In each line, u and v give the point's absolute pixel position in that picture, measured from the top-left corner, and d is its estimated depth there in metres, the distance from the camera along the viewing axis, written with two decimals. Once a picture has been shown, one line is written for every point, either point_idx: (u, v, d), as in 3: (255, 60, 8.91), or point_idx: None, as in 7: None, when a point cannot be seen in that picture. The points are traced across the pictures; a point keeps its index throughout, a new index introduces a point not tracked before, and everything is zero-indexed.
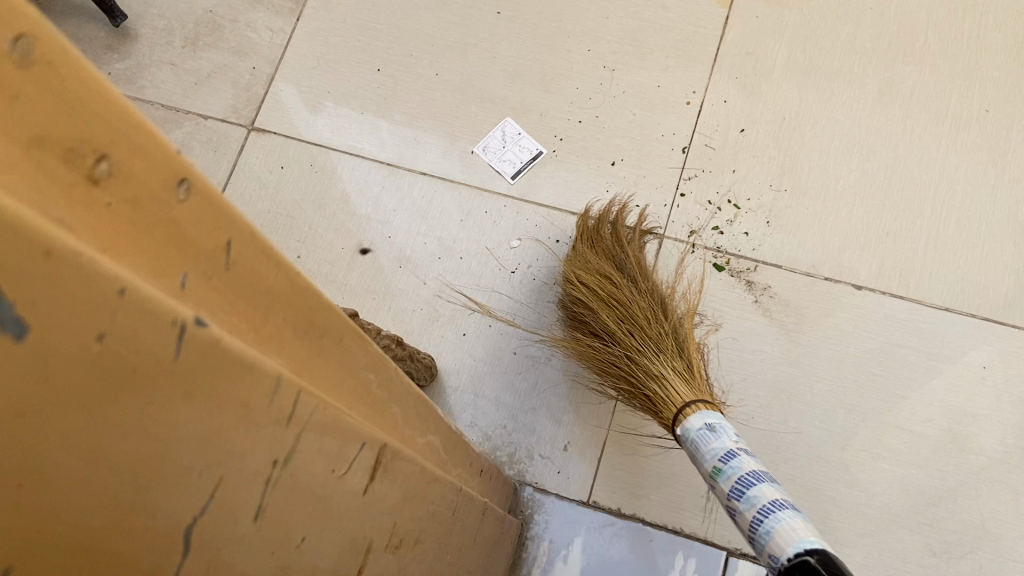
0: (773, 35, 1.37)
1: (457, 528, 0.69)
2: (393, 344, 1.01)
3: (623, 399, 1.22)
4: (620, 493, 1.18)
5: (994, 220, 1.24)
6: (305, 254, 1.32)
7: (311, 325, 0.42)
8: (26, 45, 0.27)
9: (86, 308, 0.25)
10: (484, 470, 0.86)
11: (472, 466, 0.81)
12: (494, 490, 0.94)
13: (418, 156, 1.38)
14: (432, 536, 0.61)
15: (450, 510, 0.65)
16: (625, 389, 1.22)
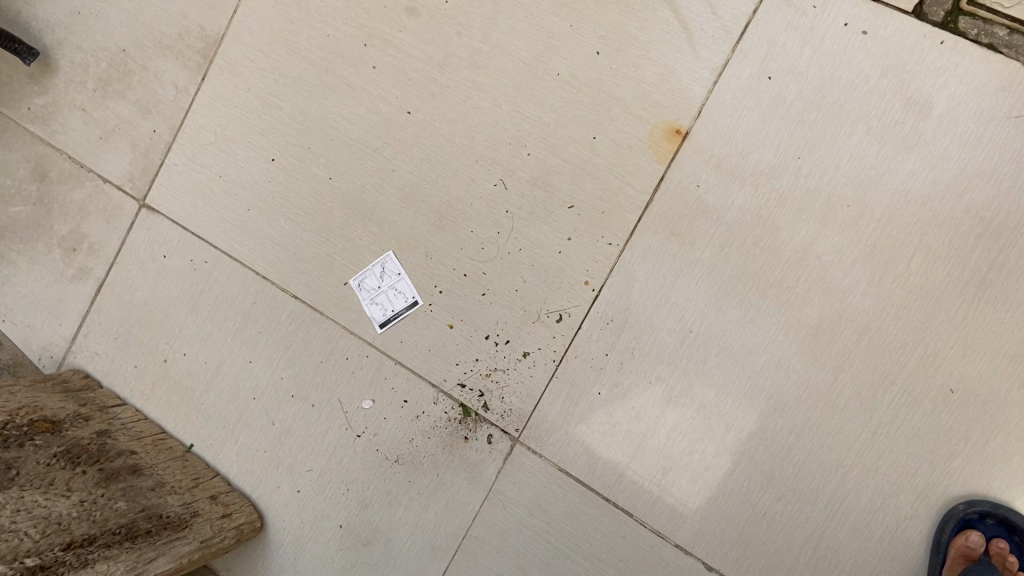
0: (713, 214, 1.06)
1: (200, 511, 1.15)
2: (148, 472, 1.16)
3: None
4: None
5: (896, 524, 0.97)
6: (170, 358, 1.31)
7: (149, 450, 1.22)
8: (120, 419, 1.26)
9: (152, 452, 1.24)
10: (218, 528, 1.14)
11: (186, 516, 1.12)
12: None
13: (292, 276, 1.26)
14: (205, 492, 1.20)
15: (206, 505, 1.17)
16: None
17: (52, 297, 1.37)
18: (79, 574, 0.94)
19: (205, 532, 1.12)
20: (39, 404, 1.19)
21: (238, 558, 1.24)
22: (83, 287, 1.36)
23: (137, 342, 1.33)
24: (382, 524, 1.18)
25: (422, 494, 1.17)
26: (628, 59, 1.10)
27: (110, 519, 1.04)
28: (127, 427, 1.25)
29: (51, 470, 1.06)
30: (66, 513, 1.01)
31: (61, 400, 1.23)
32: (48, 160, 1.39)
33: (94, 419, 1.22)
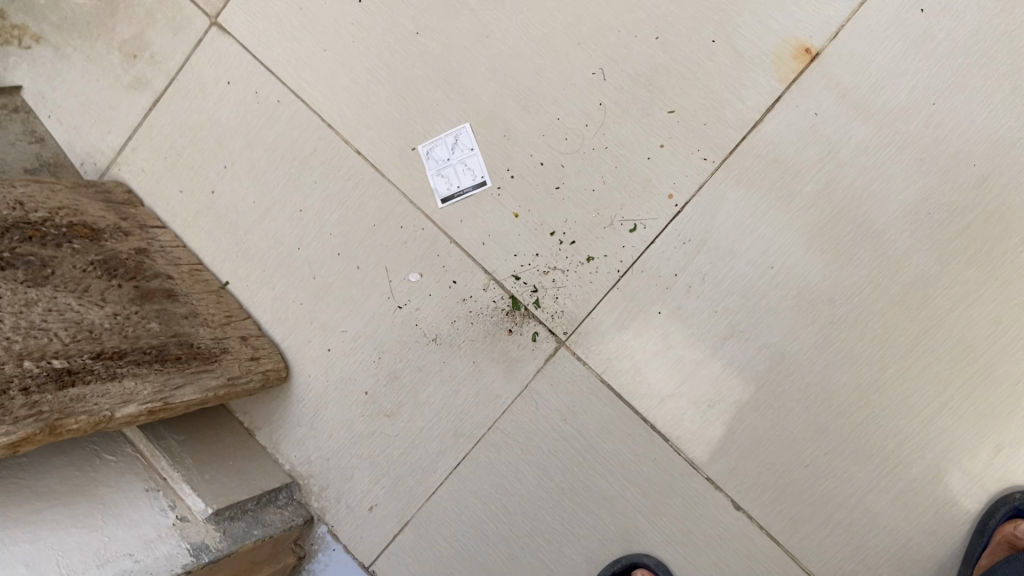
0: (824, 147, 0.98)
1: (229, 348, 1.12)
2: (182, 300, 1.13)
3: (452, 478, 1.13)
4: None
5: (941, 501, 0.94)
6: (218, 190, 1.25)
7: (185, 276, 1.18)
8: (159, 241, 1.22)
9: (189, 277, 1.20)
10: (245, 369, 1.11)
11: (216, 351, 1.09)
12: (197, 531, 0.98)
13: (358, 129, 1.18)
14: (235, 331, 1.16)
15: (236, 344, 1.14)
16: (456, 465, 1.13)
17: (107, 103, 1.32)
18: (106, 386, 0.91)
19: (232, 370, 1.09)
20: (79, 209, 1.14)
21: (256, 403, 1.22)
22: (139, 99, 1.30)
23: (187, 167, 1.27)
24: (408, 397, 1.15)
25: (455, 378, 1.13)
26: None
27: (141, 338, 1.01)
28: (165, 249, 1.21)
29: (87, 278, 1.03)
30: (98, 323, 0.97)
31: (102, 210, 1.18)
32: None
33: (133, 235, 1.18)
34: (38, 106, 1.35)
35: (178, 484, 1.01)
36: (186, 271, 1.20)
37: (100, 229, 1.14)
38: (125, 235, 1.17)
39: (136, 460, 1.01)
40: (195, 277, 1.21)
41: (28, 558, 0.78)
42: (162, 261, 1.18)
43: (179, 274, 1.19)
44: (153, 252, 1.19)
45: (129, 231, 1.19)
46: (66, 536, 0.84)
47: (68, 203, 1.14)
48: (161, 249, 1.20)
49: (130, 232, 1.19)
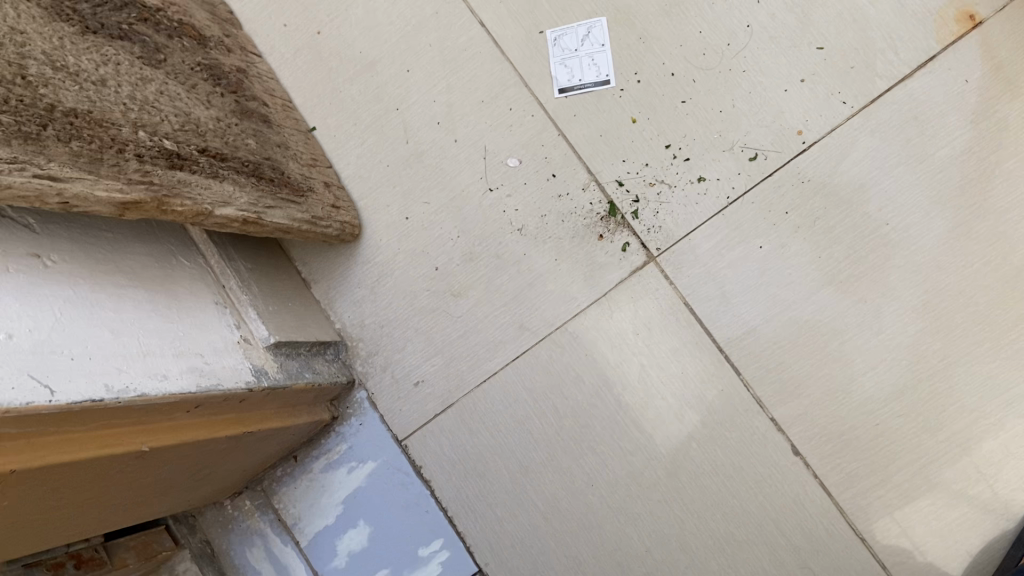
0: (967, 117, 0.97)
1: (314, 189, 1.08)
2: (276, 130, 1.09)
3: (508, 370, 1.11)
4: (442, 462, 1.13)
5: (1004, 484, 0.95)
6: (324, 32, 1.21)
7: (280, 109, 1.14)
8: (258, 69, 1.17)
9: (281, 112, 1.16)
10: (326, 215, 1.07)
11: (303, 187, 1.05)
12: (256, 356, 0.95)
13: (486, 1, 1.15)
14: (320, 175, 1.13)
15: (319, 188, 1.10)
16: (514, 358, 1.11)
17: None
18: (209, 182, 0.87)
19: (316, 211, 1.05)
20: (189, 11, 1.09)
21: (319, 255, 1.19)
22: None
23: (295, 2, 1.22)
24: (480, 281, 1.13)
25: (532, 271, 1.11)
26: None
27: (241, 150, 0.96)
28: (262, 78, 1.17)
29: (196, 76, 0.98)
30: (204, 122, 0.93)
31: (208, 20, 1.13)
32: None
33: (235, 54, 1.14)
34: None
35: (245, 308, 0.98)
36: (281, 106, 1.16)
37: (208, 37, 1.09)
38: (228, 51, 1.12)
39: (207, 273, 0.97)
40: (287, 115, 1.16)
41: (112, 326, 0.75)
42: (260, 87, 1.13)
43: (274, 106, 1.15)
44: (252, 75, 1.14)
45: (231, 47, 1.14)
46: (148, 318, 0.80)
47: (179, 1, 1.08)
48: (259, 76, 1.15)
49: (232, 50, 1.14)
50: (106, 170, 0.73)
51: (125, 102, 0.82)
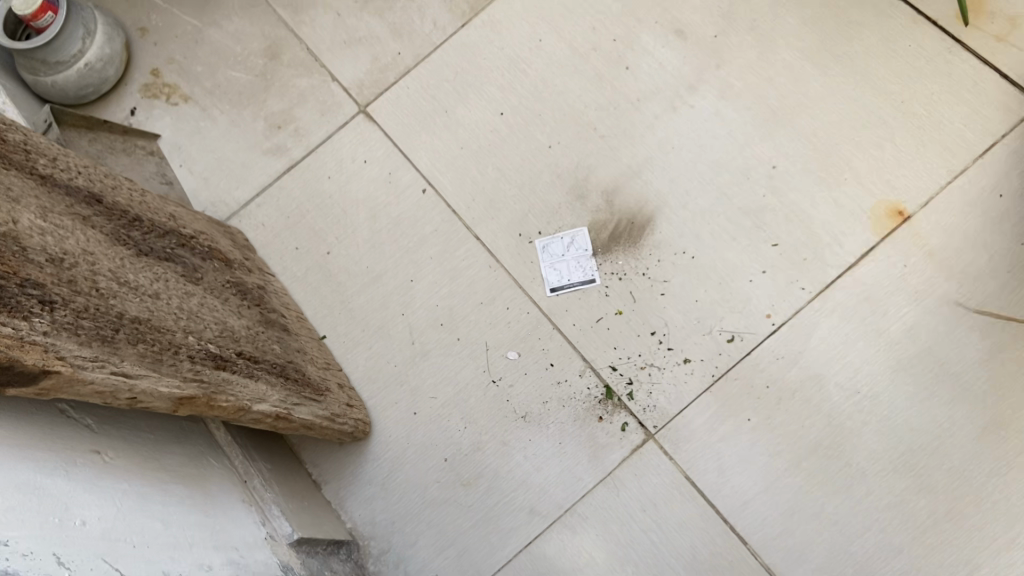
0: (911, 296, 1.12)
1: (331, 390, 1.16)
2: (296, 337, 1.18)
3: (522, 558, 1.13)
4: None
5: None
6: (333, 251, 1.34)
7: (296, 320, 1.24)
8: (275, 285, 1.29)
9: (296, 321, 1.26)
10: (342, 413, 1.14)
11: (322, 387, 1.13)
12: (282, 551, 0.97)
13: (481, 219, 1.30)
14: (334, 377, 1.20)
15: (335, 389, 1.18)
16: (527, 544, 1.14)
17: (239, 161, 1.41)
18: (247, 381, 0.94)
19: (334, 409, 1.12)
20: (216, 238, 1.21)
21: (329, 456, 1.23)
22: (273, 163, 1.40)
23: (306, 227, 1.36)
24: (488, 469, 1.18)
25: (538, 457, 1.17)
26: (867, 137, 1.20)
27: (270, 354, 1.05)
28: (278, 292, 1.27)
29: (227, 290, 1.09)
30: (239, 330, 1.02)
31: (231, 244, 1.25)
32: (286, 44, 1.46)
33: (255, 273, 1.25)
34: (171, 153, 1.43)
35: (269, 505, 1.01)
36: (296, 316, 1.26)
37: (233, 259, 1.21)
38: (250, 270, 1.24)
39: (234, 472, 1.01)
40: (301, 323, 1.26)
41: (164, 516, 0.78)
42: (279, 300, 1.24)
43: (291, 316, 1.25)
44: (270, 290, 1.24)
45: (251, 266, 1.25)
46: (192, 511, 0.84)
47: (207, 230, 1.21)
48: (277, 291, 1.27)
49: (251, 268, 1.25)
50: (167, 367, 0.81)
51: (176, 312, 0.91)
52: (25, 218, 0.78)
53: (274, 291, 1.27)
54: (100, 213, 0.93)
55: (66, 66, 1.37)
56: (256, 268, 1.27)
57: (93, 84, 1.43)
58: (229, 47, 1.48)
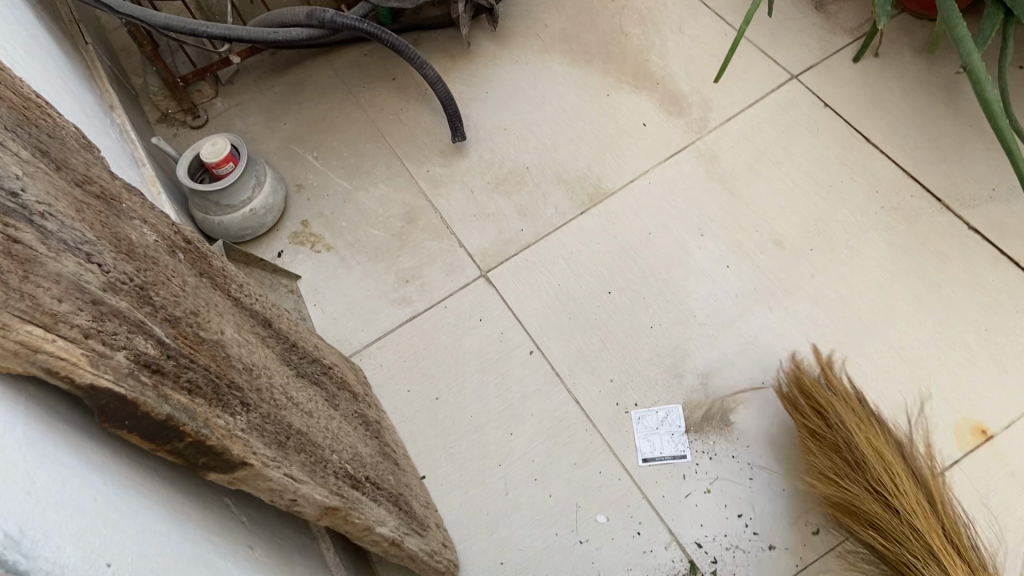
0: (994, 513, 1.18)
1: (431, 527, 1.22)
2: (404, 472, 1.26)
3: None
4: None
5: None
6: (442, 397, 1.43)
7: (404, 456, 1.33)
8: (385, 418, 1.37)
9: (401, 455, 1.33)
10: (439, 551, 1.20)
11: (424, 523, 1.20)
12: None
13: (582, 384, 1.40)
14: (432, 516, 1.27)
15: (433, 527, 1.24)
16: None
17: (365, 306, 1.54)
18: (373, 503, 1.03)
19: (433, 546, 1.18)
20: (345, 371, 1.34)
21: None
22: (397, 313, 1.53)
23: (421, 373, 1.46)
24: None
25: None
26: (953, 356, 1.30)
27: (387, 483, 1.14)
28: (388, 425, 1.36)
29: (356, 419, 1.20)
30: (365, 456, 1.12)
31: (355, 378, 1.37)
32: (422, 210, 1.64)
33: (374, 407, 1.35)
34: (307, 293, 1.57)
35: None
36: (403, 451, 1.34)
37: (358, 392, 1.32)
38: (369, 404, 1.35)
39: None
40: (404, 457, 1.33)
41: None
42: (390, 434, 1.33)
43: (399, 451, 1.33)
44: (384, 424, 1.34)
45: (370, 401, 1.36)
46: None
47: (339, 364, 1.34)
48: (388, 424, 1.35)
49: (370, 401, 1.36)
50: (320, 478, 0.91)
51: (323, 431, 1.02)
52: (226, 333, 0.92)
53: (387, 424, 1.36)
54: (271, 336, 1.08)
55: (234, 210, 1.56)
56: (373, 402, 1.37)
57: (252, 227, 1.61)
58: (371, 207, 1.66)
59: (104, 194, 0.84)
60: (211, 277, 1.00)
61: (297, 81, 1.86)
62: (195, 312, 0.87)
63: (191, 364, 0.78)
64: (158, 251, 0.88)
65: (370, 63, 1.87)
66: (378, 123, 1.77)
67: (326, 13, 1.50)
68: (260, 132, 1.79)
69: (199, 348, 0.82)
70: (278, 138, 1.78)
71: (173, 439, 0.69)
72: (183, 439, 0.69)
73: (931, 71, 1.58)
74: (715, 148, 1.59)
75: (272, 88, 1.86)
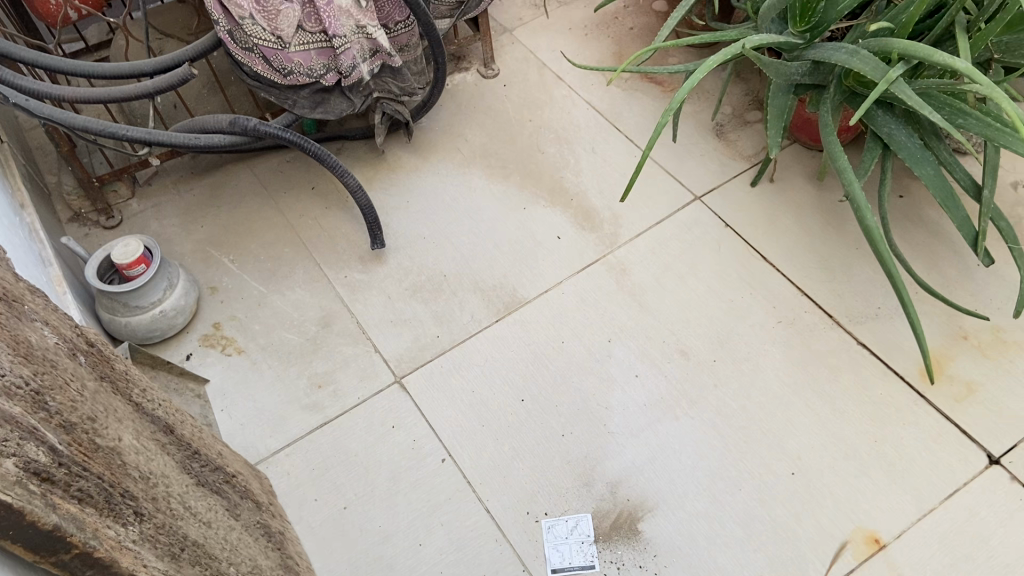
0: None
1: None
2: None
3: None
4: None
5: None
6: (350, 506, 1.39)
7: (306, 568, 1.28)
8: (290, 529, 1.33)
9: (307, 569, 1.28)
10: None
11: None
12: None
13: (493, 492, 1.39)
14: None
15: None
16: None
17: (275, 411, 1.52)
18: None
19: None
20: (249, 479, 1.30)
21: None
22: (308, 418, 1.50)
23: (329, 481, 1.43)
24: None
25: None
26: (847, 466, 1.36)
27: None
28: (293, 535, 1.32)
29: (257, 529, 1.16)
30: (265, 568, 1.08)
31: (260, 486, 1.33)
32: (339, 315, 1.65)
33: (278, 517, 1.31)
34: (215, 398, 1.53)
35: None
36: (307, 563, 1.30)
37: (262, 501, 1.28)
38: (273, 513, 1.30)
39: None
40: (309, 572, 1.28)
41: None
42: (293, 546, 1.29)
43: (303, 563, 1.28)
44: (287, 533, 1.30)
45: (274, 510, 1.32)
46: None
47: (244, 471, 1.30)
48: (292, 536, 1.31)
49: (275, 511, 1.32)
50: None
51: (222, 542, 0.99)
52: (124, 439, 0.90)
53: (291, 534, 1.31)
54: (172, 442, 1.05)
55: (143, 312, 1.53)
56: (278, 511, 1.33)
57: (161, 329, 1.58)
58: (286, 311, 1.66)
59: (5, 297, 0.83)
60: (112, 382, 0.98)
61: (218, 185, 1.87)
62: (92, 417, 0.85)
63: (84, 471, 0.75)
64: (58, 354, 0.87)
65: (292, 169, 1.90)
66: (297, 228, 1.80)
67: (251, 122, 1.53)
68: (176, 234, 1.79)
69: (93, 454, 0.80)
70: (195, 240, 1.78)
71: (59, 550, 0.66)
72: (70, 550, 0.67)
73: (819, 197, 1.72)
74: (625, 261, 1.67)
75: (193, 190, 1.87)
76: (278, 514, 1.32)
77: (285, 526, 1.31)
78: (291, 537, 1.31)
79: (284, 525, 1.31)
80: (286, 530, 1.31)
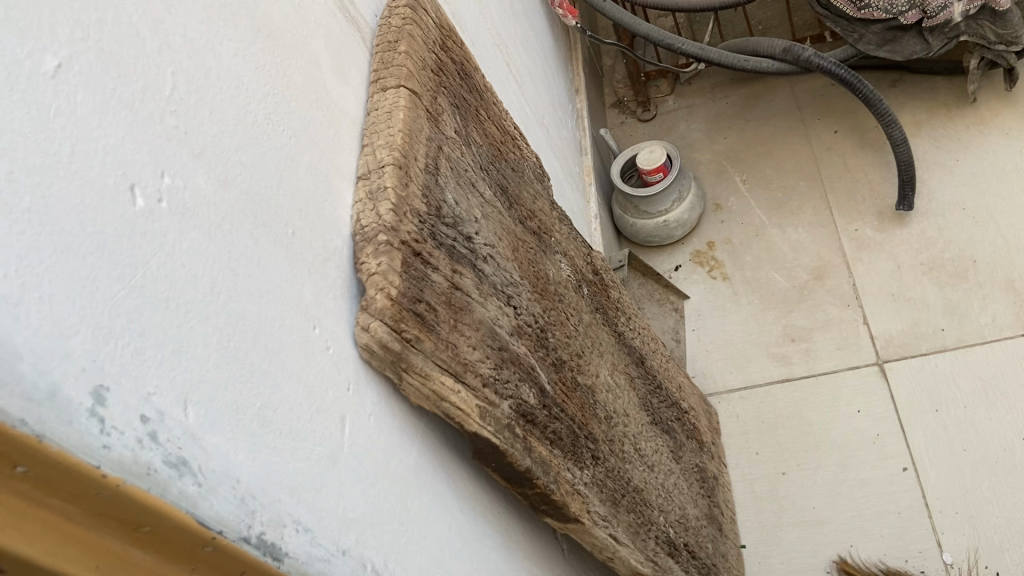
0: None
1: None
2: (727, 540, 1.22)
3: None
4: None
5: None
6: (788, 474, 1.34)
7: (729, 517, 1.29)
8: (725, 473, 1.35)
9: (730, 519, 1.30)
10: None
11: None
12: None
13: (952, 529, 1.22)
14: None
15: None
16: None
17: (740, 349, 1.51)
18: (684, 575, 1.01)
19: None
20: (701, 413, 1.32)
21: None
22: (771, 369, 1.46)
23: (774, 441, 1.39)
24: None
25: None
26: None
27: (704, 553, 1.11)
28: (725, 481, 1.33)
29: (694, 475, 1.18)
30: (692, 518, 1.11)
31: (708, 423, 1.35)
32: (834, 269, 1.52)
33: (717, 460, 1.32)
34: (689, 316, 1.58)
35: None
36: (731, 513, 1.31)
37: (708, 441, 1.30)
38: (715, 455, 1.32)
39: None
40: (732, 523, 1.30)
41: None
42: (724, 492, 1.30)
43: (729, 514, 1.30)
44: (721, 477, 1.31)
45: (717, 453, 1.34)
46: None
47: (698, 405, 1.32)
48: (724, 481, 1.33)
49: (717, 454, 1.33)
50: (640, 542, 0.93)
51: (659, 488, 1.03)
52: (601, 376, 0.97)
53: (724, 480, 1.33)
54: (640, 376, 1.11)
55: (650, 217, 1.62)
56: (718, 453, 1.35)
57: (661, 236, 1.65)
58: (781, 250, 1.59)
59: (539, 230, 0.95)
60: (604, 312, 1.06)
61: (750, 98, 1.84)
62: (580, 353, 0.94)
63: (561, 413, 0.84)
64: (567, 287, 0.97)
65: (834, 93, 1.75)
66: (819, 161, 1.67)
67: (805, 51, 1.43)
68: (698, 141, 1.83)
69: (572, 395, 0.88)
70: (714, 152, 1.79)
71: (525, 485, 0.75)
72: (533, 489, 0.75)
73: None
74: None
75: (725, 98, 1.86)
76: (719, 458, 1.34)
77: (721, 471, 1.33)
78: (724, 485, 1.32)
79: (721, 468, 1.33)
80: (722, 475, 1.32)
